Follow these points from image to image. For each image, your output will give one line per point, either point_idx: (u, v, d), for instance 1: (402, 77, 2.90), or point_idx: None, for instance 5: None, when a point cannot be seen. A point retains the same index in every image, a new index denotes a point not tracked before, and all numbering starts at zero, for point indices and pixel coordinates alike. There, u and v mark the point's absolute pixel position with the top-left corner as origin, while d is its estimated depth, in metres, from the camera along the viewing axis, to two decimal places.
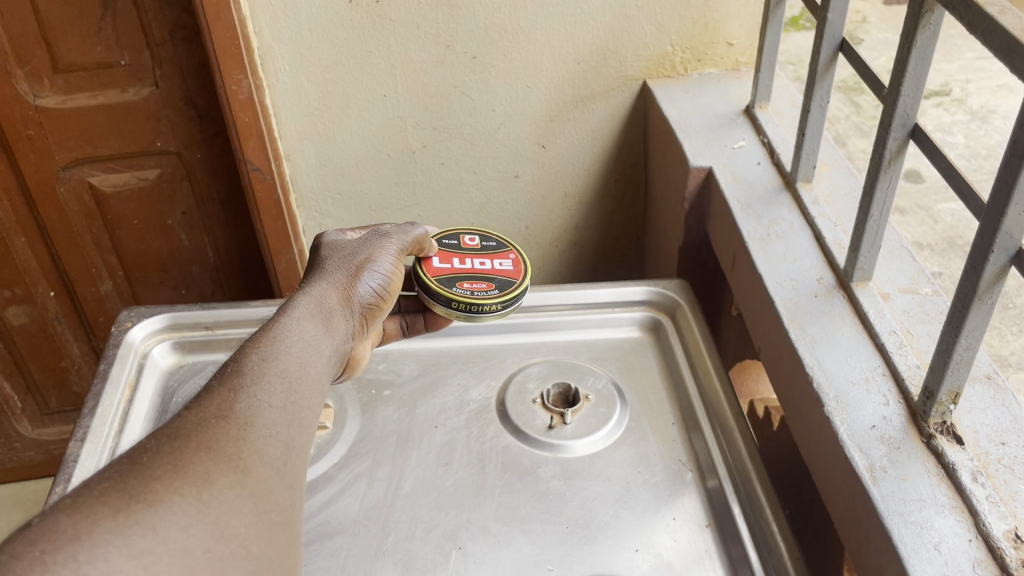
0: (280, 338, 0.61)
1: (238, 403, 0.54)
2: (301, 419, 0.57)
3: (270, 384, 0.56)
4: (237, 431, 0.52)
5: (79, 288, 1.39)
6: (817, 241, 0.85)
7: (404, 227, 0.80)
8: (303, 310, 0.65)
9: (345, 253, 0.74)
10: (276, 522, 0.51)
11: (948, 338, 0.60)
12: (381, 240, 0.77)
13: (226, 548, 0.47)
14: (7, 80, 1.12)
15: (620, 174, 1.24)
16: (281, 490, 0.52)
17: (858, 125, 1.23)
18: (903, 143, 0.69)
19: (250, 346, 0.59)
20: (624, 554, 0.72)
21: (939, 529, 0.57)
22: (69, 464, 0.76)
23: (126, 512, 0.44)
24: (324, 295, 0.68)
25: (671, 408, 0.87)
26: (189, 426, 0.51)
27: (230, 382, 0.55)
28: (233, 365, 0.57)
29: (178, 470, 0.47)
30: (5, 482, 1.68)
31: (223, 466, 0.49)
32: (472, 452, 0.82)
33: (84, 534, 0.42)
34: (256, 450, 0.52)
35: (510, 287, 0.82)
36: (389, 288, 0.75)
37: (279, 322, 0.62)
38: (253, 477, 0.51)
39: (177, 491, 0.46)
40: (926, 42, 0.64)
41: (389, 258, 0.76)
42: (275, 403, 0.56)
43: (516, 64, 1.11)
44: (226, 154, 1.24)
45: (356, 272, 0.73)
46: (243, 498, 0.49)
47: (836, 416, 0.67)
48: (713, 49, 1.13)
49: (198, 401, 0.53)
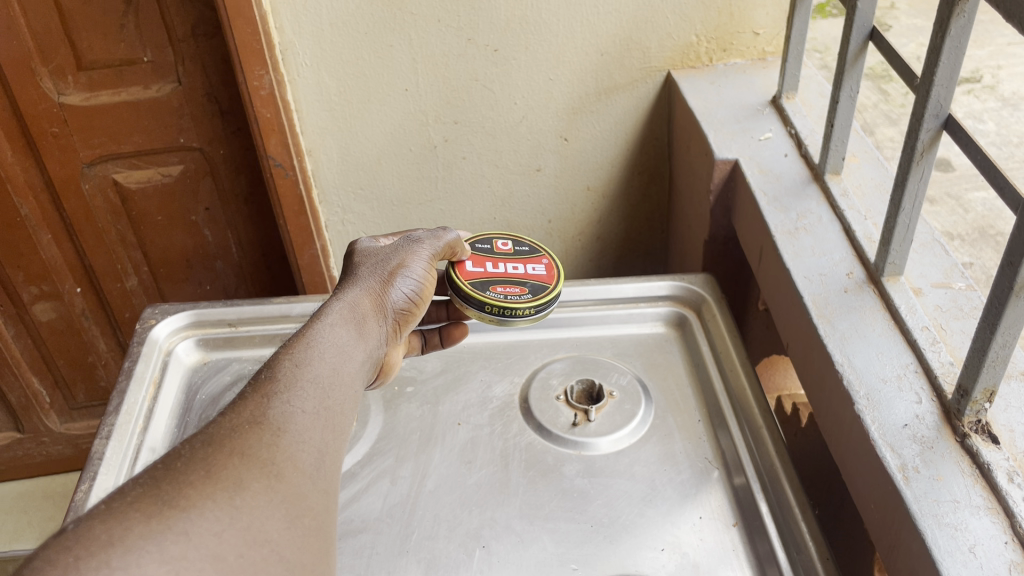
0: (314, 344, 0.60)
1: (271, 409, 0.54)
2: (334, 424, 0.57)
3: (304, 390, 0.56)
4: (270, 435, 0.52)
5: (106, 284, 1.40)
6: (847, 234, 0.83)
7: (435, 232, 0.79)
8: (336, 315, 0.65)
9: (377, 259, 0.74)
10: (310, 526, 0.50)
11: (984, 335, 0.58)
12: (414, 246, 0.76)
13: (259, 553, 0.46)
14: (32, 78, 1.13)
15: (643, 166, 1.22)
16: (314, 494, 0.52)
17: (887, 113, 1.21)
18: (936, 135, 0.67)
19: (282, 352, 0.59)
20: (649, 553, 0.71)
21: (973, 531, 0.56)
22: (95, 461, 0.76)
23: (158, 517, 0.44)
24: (356, 300, 0.68)
25: (698, 405, 0.86)
26: (222, 432, 0.51)
27: (263, 388, 0.55)
28: (266, 371, 0.57)
29: (210, 476, 0.48)
30: (36, 475, 1.71)
31: (254, 470, 0.49)
32: (495, 449, 0.81)
33: (117, 540, 0.42)
34: (289, 455, 0.52)
35: (543, 291, 0.81)
36: (422, 294, 0.74)
37: (312, 328, 0.62)
38: (286, 482, 0.50)
39: (209, 497, 0.46)
40: (961, 31, 0.62)
41: (420, 263, 0.75)
42: (309, 408, 0.55)
43: (538, 56, 1.10)
44: (248, 149, 1.24)
45: (389, 278, 0.72)
46: (276, 503, 0.49)
47: (867, 414, 0.65)
48: (739, 39, 1.11)
49: (232, 407, 0.53)
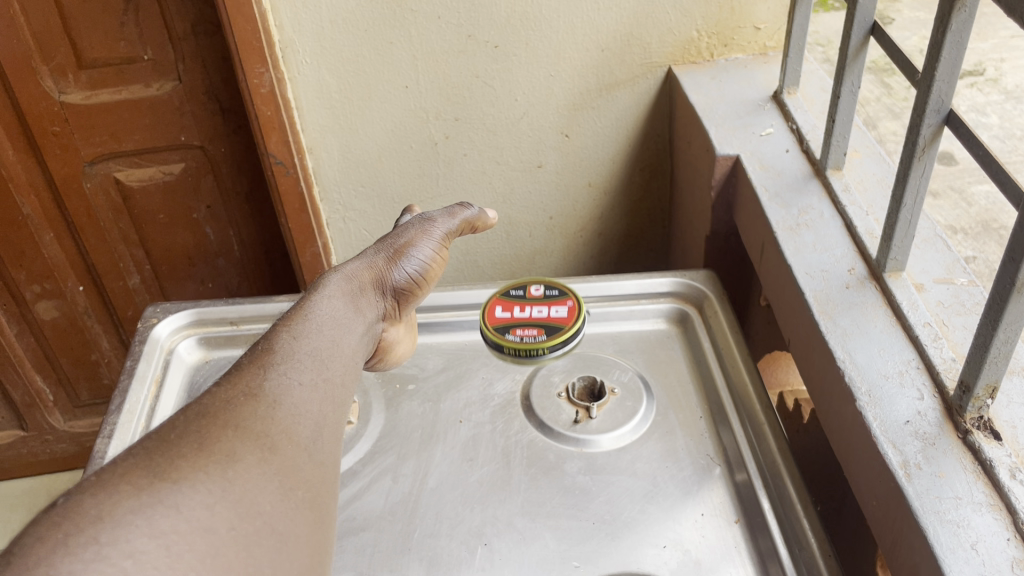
0: (312, 317, 0.65)
1: (267, 381, 0.56)
2: (332, 396, 0.59)
3: (301, 363, 0.59)
4: (265, 407, 0.54)
5: (108, 283, 1.40)
6: (848, 230, 0.83)
7: (450, 211, 0.82)
8: (333, 292, 0.69)
9: (390, 239, 0.77)
10: (304, 499, 0.51)
11: (985, 331, 0.58)
12: (427, 224, 0.79)
13: (252, 526, 0.47)
14: (33, 77, 1.13)
15: (644, 162, 1.22)
16: (309, 470, 0.53)
17: (890, 107, 1.20)
18: (938, 130, 0.67)
19: (279, 326, 0.63)
20: (651, 550, 0.71)
21: (976, 528, 0.56)
22: (97, 460, 0.77)
23: (148, 490, 0.44)
24: (355, 277, 0.72)
25: (700, 402, 0.86)
26: (217, 405, 0.53)
27: (259, 359, 0.58)
28: (263, 344, 0.61)
29: (204, 449, 0.49)
30: (41, 473, 1.71)
31: (248, 442, 0.51)
32: (497, 447, 0.81)
33: (107, 515, 0.42)
34: (283, 428, 0.53)
35: (560, 332, 0.86)
36: (427, 274, 0.77)
37: (311, 302, 0.67)
38: (280, 455, 0.52)
39: (201, 469, 0.47)
40: (962, 26, 0.62)
41: (428, 243, 0.78)
42: (306, 381, 0.58)
43: (539, 52, 1.09)
44: (248, 147, 1.24)
45: (395, 255, 0.76)
46: (269, 475, 0.50)
47: (869, 410, 0.65)
48: (740, 34, 1.10)
49: (230, 378, 0.56)
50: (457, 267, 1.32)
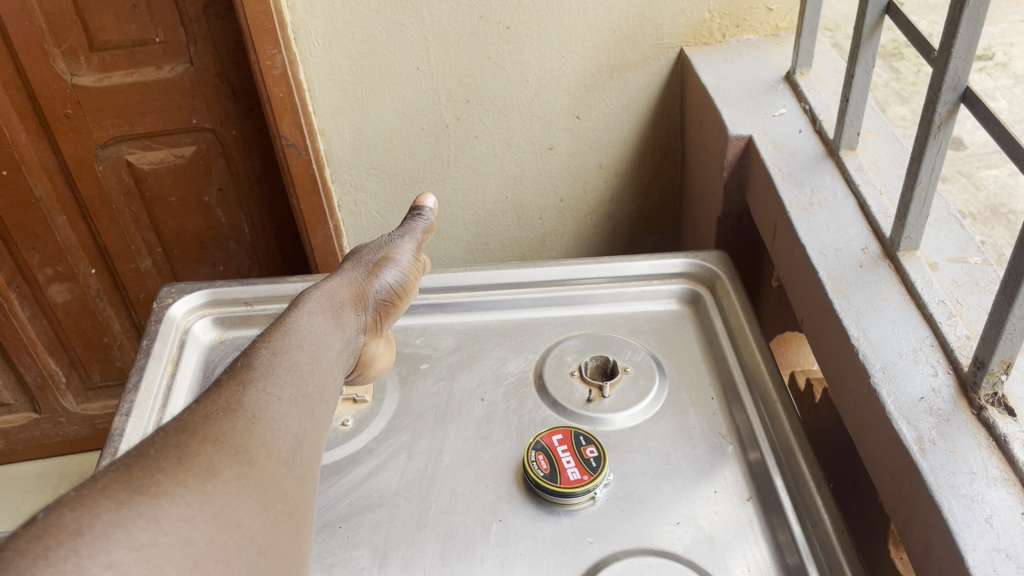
0: (291, 333, 0.67)
1: (246, 398, 0.57)
2: (312, 412, 0.61)
3: (280, 379, 0.61)
4: (244, 422, 0.55)
5: (120, 265, 1.41)
6: (862, 210, 0.83)
7: (410, 224, 0.87)
8: (313, 307, 0.72)
9: (363, 258, 0.82)
10: (283, 511, 0.52)
11: (1001, 307, 0.59)
12: (394, 241, 0.84)
13: (230, 538, 0.48)
14: (44, 60, 1.13)
15: (656, 144, 1.22)
16: (289, 480, 0.54)
17: (899, 91, 1.15)
18: (954, 107, 0.67)
19: (259, 342, 0.65)
20: (665, 527, 0.72)
21: (990, 502, 0.56)
22: (115, 437, 0.77)
23: (128, 505, 0.45)
24: (334, 293, 0.76)
25: (712, 381, 0.86)
26: (196, 420, 0.54)
27: (240, 376, 0.60)
28: (244, 360, 0.62)
29: (182, 463, 0.50)
30: (55, 455, 1.73)
31: (226, 456, 0.52)
32: (511, 425, 0.82)
33: (87, 529, 0.43)
34: (262, 442, 0.55)
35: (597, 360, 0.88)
36: (404, 286, 0.81)
37: (291, 318, 0.69)
38: (259, 468, 0.53)
39: (180, 483, 0.48)
40: (980, 3, 0.61)
41: (402, 258, 0.82)
42: (285, 396, 0.60)
43: (550, 34, 1.09)
44: (260, 130, 1.24)
45: (372, 270, 0.80)
46: (247, 488, 0.51)
47: (883, 388, 0.65)
48: (753, 15, 1.10)
49: (209, 395, 0.57)
50: (468, 250, 1.32)
